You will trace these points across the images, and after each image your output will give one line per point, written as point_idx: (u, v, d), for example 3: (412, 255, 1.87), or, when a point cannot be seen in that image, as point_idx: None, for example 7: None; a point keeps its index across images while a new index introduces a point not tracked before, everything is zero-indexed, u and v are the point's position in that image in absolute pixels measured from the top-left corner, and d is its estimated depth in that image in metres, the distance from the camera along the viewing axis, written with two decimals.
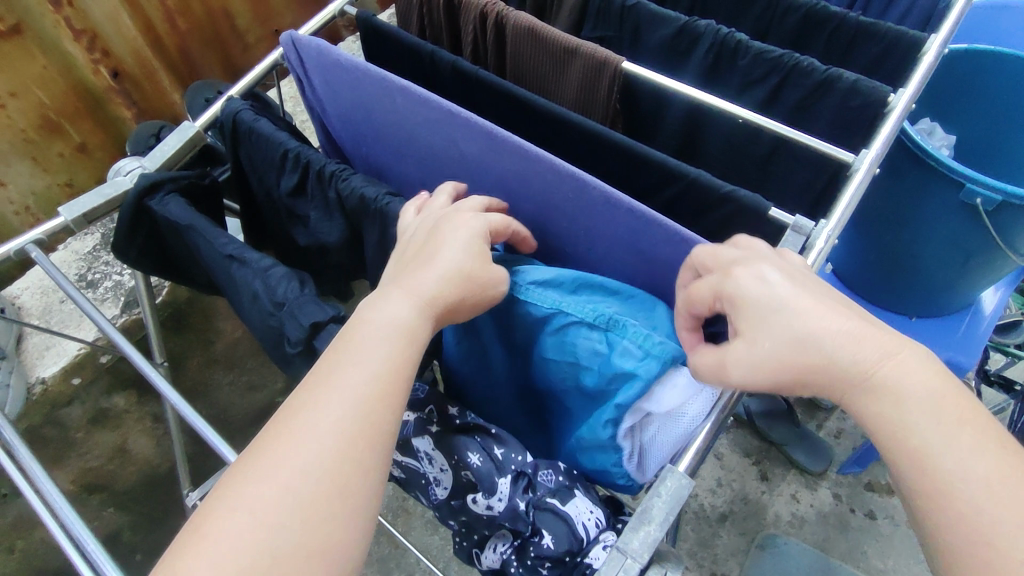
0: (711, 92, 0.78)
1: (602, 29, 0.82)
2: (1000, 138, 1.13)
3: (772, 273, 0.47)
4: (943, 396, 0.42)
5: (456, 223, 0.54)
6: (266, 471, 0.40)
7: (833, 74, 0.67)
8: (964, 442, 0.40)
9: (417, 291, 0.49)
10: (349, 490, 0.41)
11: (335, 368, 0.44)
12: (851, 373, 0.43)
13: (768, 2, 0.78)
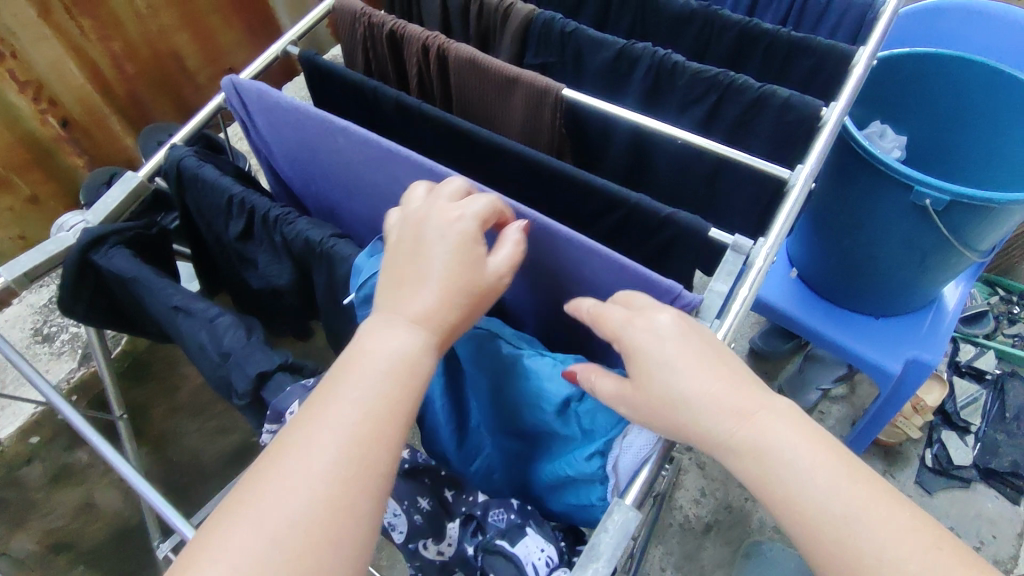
0: (655, 113, 0.79)
1: (544, 56, 0.82)
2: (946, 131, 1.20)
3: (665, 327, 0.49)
4: (802, 441, 0.45)
5: (437, 220, 0.54)
6: (256, 520, 0.42)
7: (768, 91, 0.68)
8: (826, 478, 0.43)
9: (413, 317, 0.50)
10: (338, 530, 0.43)
11: (330, 412, 0.46)
12: (709, 438, 0.46)
13: (705, 20, 0.79)
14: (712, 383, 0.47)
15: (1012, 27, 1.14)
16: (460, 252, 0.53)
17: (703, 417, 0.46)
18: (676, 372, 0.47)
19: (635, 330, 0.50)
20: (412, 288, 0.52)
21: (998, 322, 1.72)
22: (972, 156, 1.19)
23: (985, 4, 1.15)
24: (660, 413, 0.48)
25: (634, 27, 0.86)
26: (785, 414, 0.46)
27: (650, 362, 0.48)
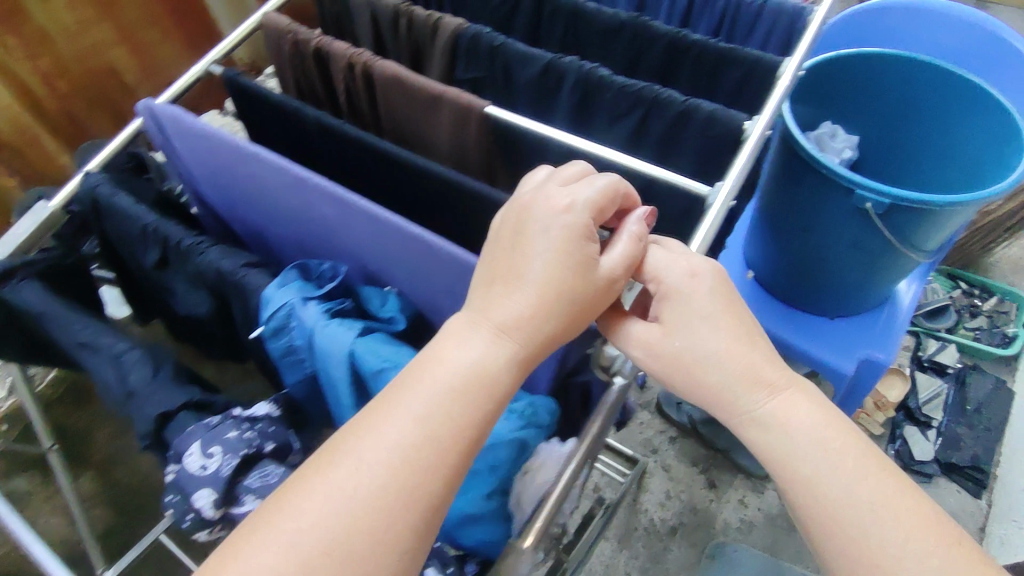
0: (586, 127, 0.77)
1: (474, 70, 0.80)
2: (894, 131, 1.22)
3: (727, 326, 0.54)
4: (832, 437, 0.53)
5: (544, 211, 0.53)
6: (318, 510, 0.43)
7: (691, 105, 0.68)
8: (853, 470, 0.51)
9: (502, 325, 0.50)
10: (383, 536, 0.43)
11: (404, 412, 0.46)
12: (742, 412, 0.54)
13: (635, 31, 0.77)
14: (765, 377, 0.54)
15: (959, 27, 1.15)
16: (563, 253, 0.51)
17: (749, 403, 0.54)
18: (739, 363, 0.54)
19: (708, 322, 0.54)
20: (509, 284, 0.52)
21: (960, 315, 1.72)
22: (912, 158, 1.23)
23: (932, 5, 1.16)
24: (715, 393, 0.55)
25: (566, 38, 0.83)
26: (820, 413, 0.54)
27: (709, 349, 0.54)
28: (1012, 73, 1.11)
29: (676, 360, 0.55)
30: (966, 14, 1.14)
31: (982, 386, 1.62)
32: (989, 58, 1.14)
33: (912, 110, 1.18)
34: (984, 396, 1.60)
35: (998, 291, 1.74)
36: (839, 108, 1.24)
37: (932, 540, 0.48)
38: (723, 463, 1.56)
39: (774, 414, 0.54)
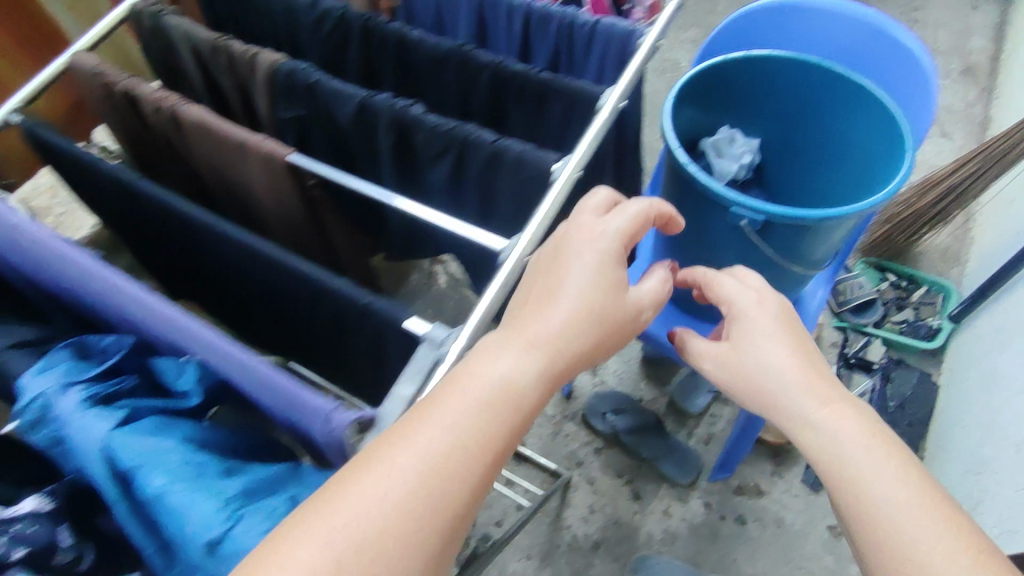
0: (407, 167, 0.71)
1: (295, 107, 0.70)
2: (795, 135, 1.18)
3: (777, 338, 0.72)
4: (866, 444, 0.64)
5: (581, 240, 0.64)
6: (371, 488, 0.49)
7: (502, 146, 0.62)
8: (892, 474, 0.61)
9: (533, 342, 0.59)
10: (421, 516, 0.50)
11: (445, 415, 0.54)
12: (797, 415, 0.68)
13: (460, 58, 0.70)
14: (804, 389, 0.68)
15: (848, 25, 1.09)
16: (594, 282, 0.62)
17: (785, 405, 0.68)
18: (783, 373, 0.69)
19: (754, 343, 0.72)
20: (546, 303, 0.62)
21: (886, 309, 1.71)
22: (807, 162, 1.19)
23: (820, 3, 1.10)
24: (760, 398, 0.71)
25: (398, 68, 0.75)
26: (865, 426, 0.65)
27: (754, 353, 0.72)
28: (902, 71, 1.07)
29: (749, 372, 0.72)
30: (855, 11, 1.08)
31: (907, 381, 1.61)
32: (879, 56, 1.09)
33: (807, 111, 1.13)
34: (910, 391, 1.59)
35: (924, 283, 1.72)
36: (738, 113, 1.19)
37: (960, 544, 0.56)
38: (648, 474, 1.53)
39: (827, 420, 0.66)
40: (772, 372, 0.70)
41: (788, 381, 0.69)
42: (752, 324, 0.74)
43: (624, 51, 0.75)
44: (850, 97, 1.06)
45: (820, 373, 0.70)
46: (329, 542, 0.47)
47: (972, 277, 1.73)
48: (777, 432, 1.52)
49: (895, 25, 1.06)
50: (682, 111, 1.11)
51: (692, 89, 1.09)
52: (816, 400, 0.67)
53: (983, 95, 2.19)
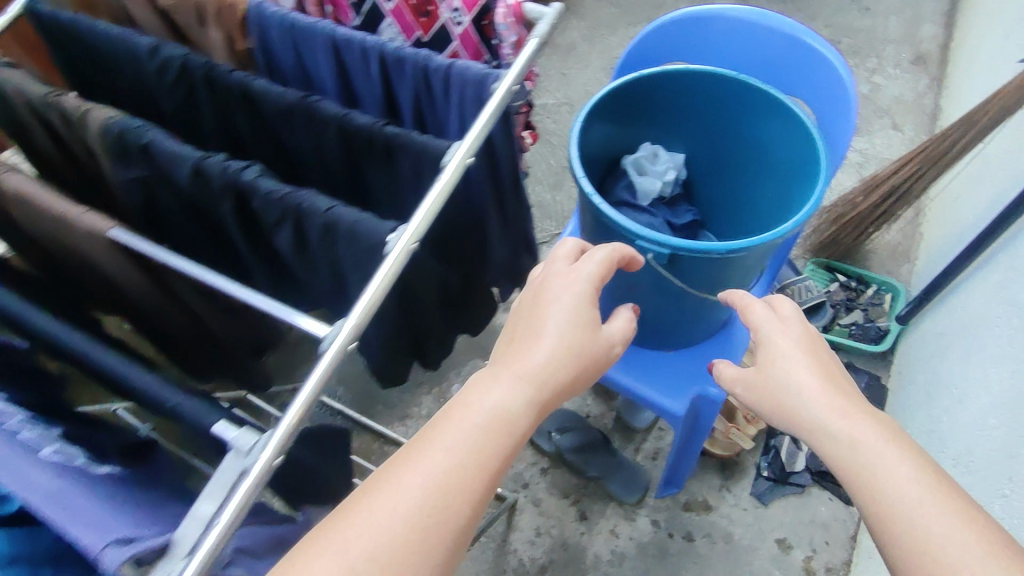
0: (248, 233, 0.65)
1: (135, 170, 0.65)
2: (718, 150, 1.14)
3: (794, 349, 0.74)
4: (883, 445, 0.64)
5: (557, 285, 0.74)
6: (386, 502, 0.57)
7: (332, 215, 0.57)
8: (907, 473, 0.61)
9: (520, 374, 0.67)
10: (432, 524, 0.56)
11: (446, 438, 0.61)
12: (813, 423, 0.69)
13: (297, 105, 0.62)
14: (821, 395, 0.70)
15: (767, 37, 1.05)
16: (571, 321, 0.72)
17: (803, 412, 0.70)
18: (798, 382, 0.71)
19: (779, 356, 0.74)
20: (530, 342, 0.71)
21: (835, 312, 1.68)
22: (732, 178, 1.16)
23: (738, 14, 1.06)
24: (779, 408, 0.72)
25: (246, 121, 0.67)
26: (882, 430, 0.65)
27: (776, 366, 0.73)
28: (822, 86, 1.02)
29: (772, 387, 0.73)
30: (773, 22, 1.04)
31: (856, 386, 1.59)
32: (798, 68, 1.05)
33: (728, 127, 1.09)
34: None
35: (873, 282, 1.70)
36: (659, 128, 1.15)
37: (976, 542, 0.55)
38: (595, 493, 1.50)
39: (841, 428, 0.67)
40: (794, 384, 0.72)
41: (802, 393, 0.71)
42: (778, 347, 0.75)
43: (481, 96, 0.62)
44: (767, 114, 1.02)
45: (841, 390, 0.70)
46: (355, 549, 0.54)
47: (920, 275, 1.70)
48: (724, 444, 1.50)
49: (812, 37, 1.01)
50: (595, 132, 1.07)
51: (604, 109, 1.05)
52: (831, 410, 0.68)
53: (934, 85, 2.17)
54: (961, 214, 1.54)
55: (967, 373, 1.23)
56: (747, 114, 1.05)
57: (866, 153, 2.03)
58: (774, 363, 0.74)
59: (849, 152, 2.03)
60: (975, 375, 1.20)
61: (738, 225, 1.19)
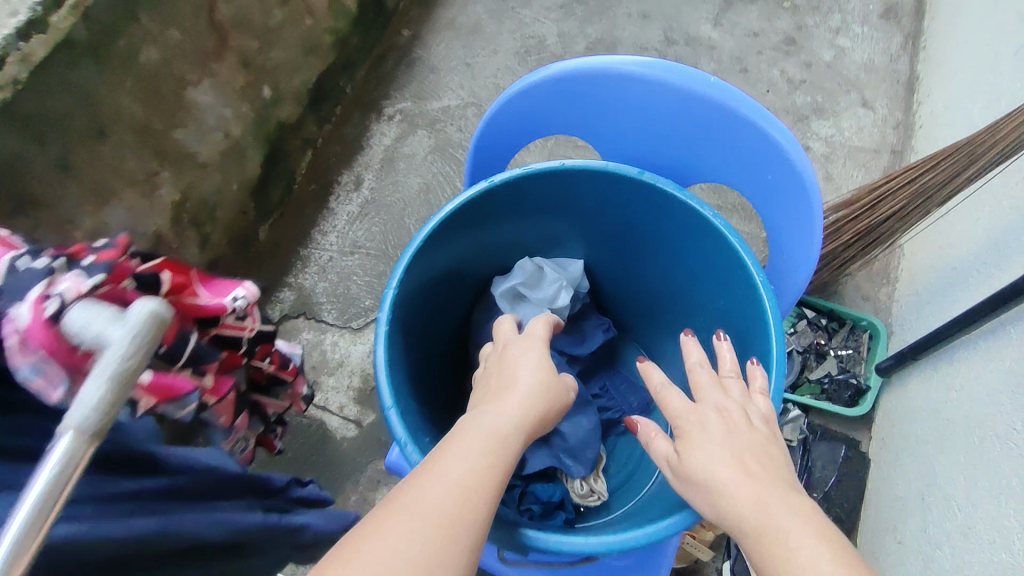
0: None
1: None
2: (628, 249, 0.84)
3: (717, 397, 0.62)
4: (797, 518, 0.51)
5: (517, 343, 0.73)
6: (406, 515, 0.52)
7: None
8: (816, 542, 0.49)
9: (512, 407, 0.64)
10: (453, 531, 0.52)
11: (454, 455, 0.58)
12: (715, 499, 0.55)
13: None
14: (727, 458, 0.56)
15: (693, 106, 0.70)
16: (538, 365, 0.70)
17: (718, 487, 0.55)
18: (705, 446, 0.58)
19: (687, 415, 0.61)
20: (506, 391, 0.67)
21: (805, 360, 1.39)
22: (654, 280, 0.86)
23: (642, 70, 0.70)
24: (692, 487, 0.57)
25: None
26: (799, 506, 0.52)
27: (693, 437, 0.59)
28: (770, 179, 0.71)
29: (685, 477, 0.58)
30: (690, 81, 0.69)
31: (831, 461, 1.34)
32: (731, 143, 0.71)
33: (636, 229, 0.79)
34: (833, 474, 1.33)
35: (847, 319, 1.41)
36: (544, 232, 0.83)
37: None
38: None
39: (745, 503, 0.53)
40: (700, 474, 0.57)
41: (714, 489, 0.55)
42: (692, 433, 0.60)
43: None
44: (683, 222, 0.73)
45: (758, 453, 0.57)
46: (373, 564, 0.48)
47: (903, 308, 1.40)
48: (679, 555, 1.23)
49: (760, 114, 0.67)
50: (443, 259, 0.76)
51: (450, 234, 0.73)
52: (749, 502, 0.53)
53: (909, 44, 1.81)
54: (947, 246, 1.27)
55: (978, 497, 0.96)
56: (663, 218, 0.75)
57: (832, 141, 1.69)
58: (682, 418, 0.62)
59: (813, 142, 1.69)
60: (993, 506, 0.93)
61: (659, 333, 0.93)
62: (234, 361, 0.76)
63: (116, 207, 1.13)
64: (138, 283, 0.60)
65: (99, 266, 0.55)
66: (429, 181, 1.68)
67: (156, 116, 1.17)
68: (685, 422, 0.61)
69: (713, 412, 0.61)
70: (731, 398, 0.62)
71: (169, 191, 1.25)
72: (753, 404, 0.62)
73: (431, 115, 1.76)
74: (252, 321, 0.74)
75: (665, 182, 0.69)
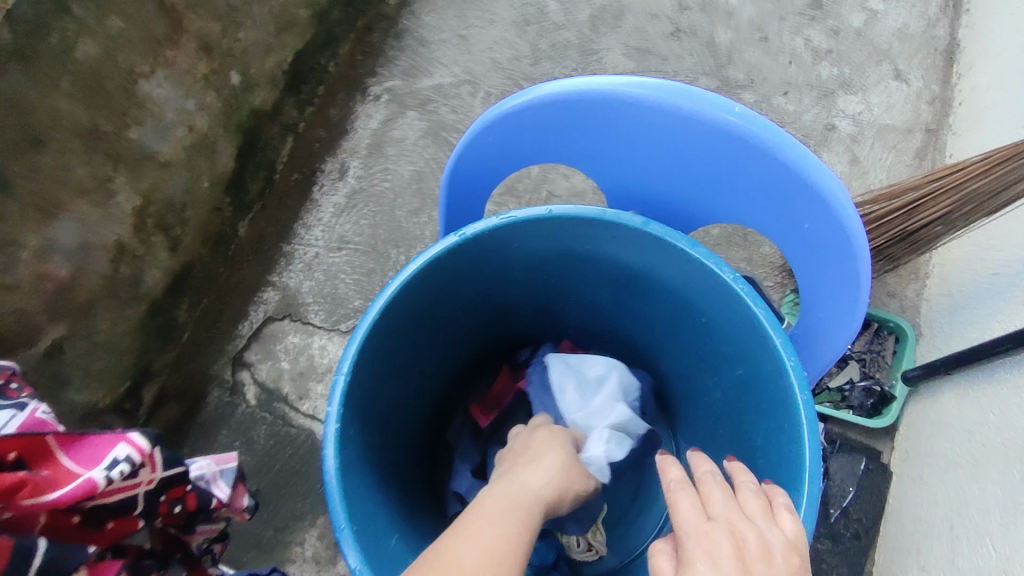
0: None
1: None
2: (632, 282, 0.84)
3: (727, 520, 0.57)
4: None
5: (544, 431, 0.82)
6: (473, 534, 0.54)
7: None
8: None
9: (550, 470, 0.71)
10: (516, 542, 0.55)
11: (499, 501, 0.62)
12: None
13: None
14: None
15: (708, 135, 0.68)
16: (560, 446, 0.78)
17: None
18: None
19: (696, 537, 0.55)
20: (530, 463, 0.73)
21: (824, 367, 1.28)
22: (660, 309, 0.86)
23: (654, 95, 0.67)
24: None
25: None
26: None
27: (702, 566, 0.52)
28: (795, 210, 0.69)
29: None
30: (706, 111, 0.66)
31: (850, 474, 1.25)
32: (746, 174, 0.70)
33: (627, 264, 0.80)
34: (852, 487, 1.25)
35: (872, 320, 1.29)
36: (542, 263, 0.84)
37: None
38: None
39: None
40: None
41: None
42: (703, 556, 0.53)
43: None
44: (680, 264, 0.74)
45: None
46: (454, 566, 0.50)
47: (935, 311, 1.28)
48: None
49: (784, 146, 0.65)
50: (435, 293, 0.79)
51: (443, 273, 0.77)
52: None
53: (949, 6, 1.63)
54: (990, 248, 1.17)
55: (1020, 546, 0.88)
56: (644, 253, 0.76)
57: (860, 118, 1.54)
58: (693, 544, 0.55)
59: (838, 120, 1.54)
60: None
61: (678, 353, 0.92)
62: (126, 526, 0.71)
63: (66, 221, 1.07)
64: None
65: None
66: (420, 170, 1.55)
67: (103, 117, 1.07)
68: (690, 546, 0.55)
69: (727, 537, 0.55)
70: (751, 522, 0.57)
71: (128, 196, 1.16)
72: (777, 529, 0.57)
73: (421, 94, 1.61)
74: (146, 473, 0.71)
75: (666, 233, 0.70)
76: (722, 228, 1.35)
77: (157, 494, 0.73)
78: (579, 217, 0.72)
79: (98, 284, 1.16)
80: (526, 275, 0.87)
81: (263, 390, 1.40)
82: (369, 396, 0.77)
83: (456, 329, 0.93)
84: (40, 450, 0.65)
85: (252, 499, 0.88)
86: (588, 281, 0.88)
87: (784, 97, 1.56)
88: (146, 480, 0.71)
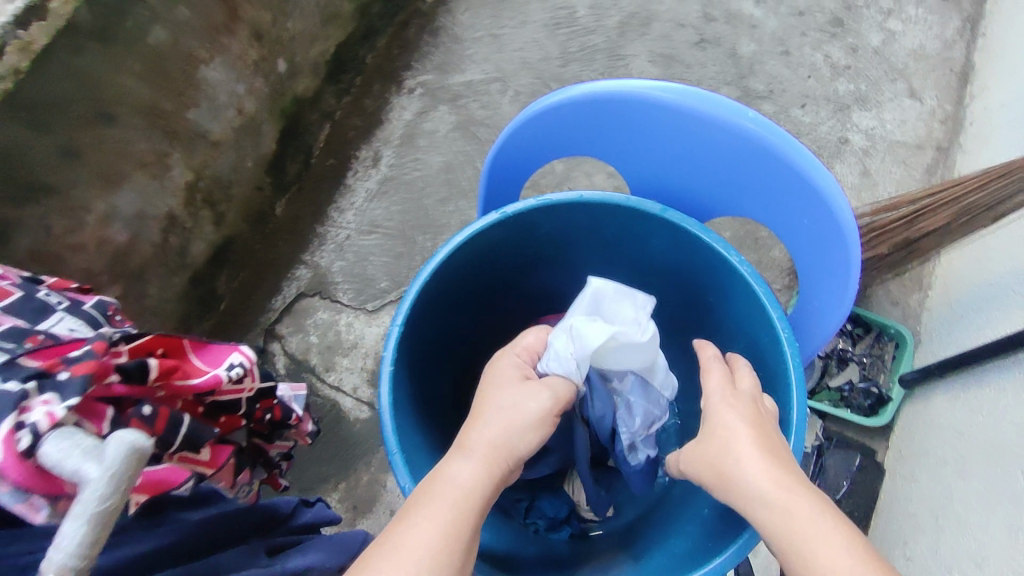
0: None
1: None
2: (650, 264, 0.92)
3: (733, 391, 0.74)
4: (813, 508, 0.61)
5: (505, 368, 0.78)
6: (405, 538, 0.59)
7: None
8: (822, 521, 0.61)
9: (493, 435, 0.69)
10: (447, 542, 0.59)
11: (438, 489, 0.63)
12: (739, 492, 0.65)
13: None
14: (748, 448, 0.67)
15: (723, 136, 0.75)
16: (515, 388, 0.73)
17: (742, 473, 0.65)
18: (732, 433, 0.69)
19: (712, 402, 0.73)
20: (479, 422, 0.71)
21: (826, 365, 1.35)
22: (674, 290, 0.94)
23: (676, 97, 0.74)
24: (714, 468, 0.68)
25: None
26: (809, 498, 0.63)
27: (718, 423, 0.70)
28: (800, 206, 0.77)
29: (714, 456, 0.68)
30: (723, 114, 0.73)
31: (845, 470, 1.29)
32: (757, 170, 0.77)
33: (647, 247, 0.88)
34: (846, 482, 1.28)
35: (873, 325, 1.36)
36: (568, 244, 0.92)
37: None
38: None
39: (766, 490, 0.63)
40: (734, 467, 0.66)
41: (739, 475, 0.66)
42: (717, 416, 0.71)
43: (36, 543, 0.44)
44: (694, 249, 0.82)
45: (774, 447, 0.68)
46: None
47: (934, 319, 1.35)
48: None
49: (791, 149, 0.72)
50: (469, 267, 0.87)
51: (478, 249, 0.84)
52: (769, 483, 0.64)
53: (966, 30, 1.70)
54: (987, 260, 1.24)
55: (994, 533, 0.96)
56: (663, 238, 0.84)
57: (873, 133, 1.61)
58: (709, 411, 0.72)
59: (852, 134, 1.61)
60: (1007, 545, 0.92)
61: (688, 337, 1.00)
62: (234, 423, 0.80)
63: (128, 190, 1.15)
64: (123, 376, 0.63)
65: (74, 385, 0.55)
66: (450, 161, 1.63)
67: (165, 96, 1.16)
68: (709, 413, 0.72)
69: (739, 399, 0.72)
70: (745, 395, 0.73)
71: (181, 171, 1.25)
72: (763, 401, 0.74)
73: (454, 90, 1.69)
74: (251, 381, 0.77)
75: (682, 221, 0.78)
76: (735, 230, 1.42)
77: (254, 401, 0.82)
78: (606, 203, 0.80)
79: (150, 251, 1.25)
80: (553, 255, 0.95)
81: (292, 360, 1.48)
82: (411, 355, 0.85)
83: (483, 302, 1.00)
84: (177, 348, 0.71)
85: (315, 425, 0.97)
86: (610, 262, 0.96)
87: (801, 109, 1.62)
88: (251, 387, 0.78)
